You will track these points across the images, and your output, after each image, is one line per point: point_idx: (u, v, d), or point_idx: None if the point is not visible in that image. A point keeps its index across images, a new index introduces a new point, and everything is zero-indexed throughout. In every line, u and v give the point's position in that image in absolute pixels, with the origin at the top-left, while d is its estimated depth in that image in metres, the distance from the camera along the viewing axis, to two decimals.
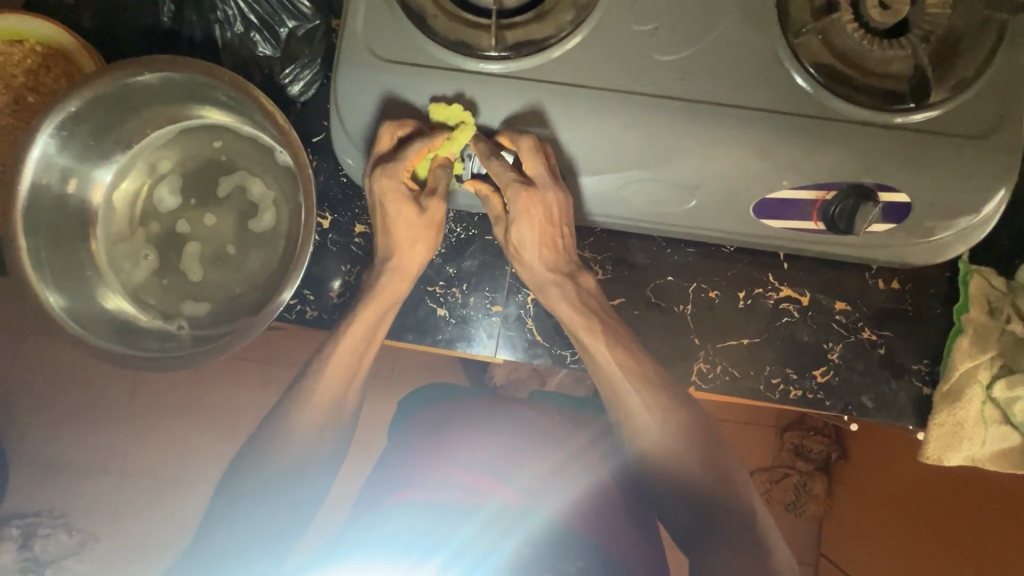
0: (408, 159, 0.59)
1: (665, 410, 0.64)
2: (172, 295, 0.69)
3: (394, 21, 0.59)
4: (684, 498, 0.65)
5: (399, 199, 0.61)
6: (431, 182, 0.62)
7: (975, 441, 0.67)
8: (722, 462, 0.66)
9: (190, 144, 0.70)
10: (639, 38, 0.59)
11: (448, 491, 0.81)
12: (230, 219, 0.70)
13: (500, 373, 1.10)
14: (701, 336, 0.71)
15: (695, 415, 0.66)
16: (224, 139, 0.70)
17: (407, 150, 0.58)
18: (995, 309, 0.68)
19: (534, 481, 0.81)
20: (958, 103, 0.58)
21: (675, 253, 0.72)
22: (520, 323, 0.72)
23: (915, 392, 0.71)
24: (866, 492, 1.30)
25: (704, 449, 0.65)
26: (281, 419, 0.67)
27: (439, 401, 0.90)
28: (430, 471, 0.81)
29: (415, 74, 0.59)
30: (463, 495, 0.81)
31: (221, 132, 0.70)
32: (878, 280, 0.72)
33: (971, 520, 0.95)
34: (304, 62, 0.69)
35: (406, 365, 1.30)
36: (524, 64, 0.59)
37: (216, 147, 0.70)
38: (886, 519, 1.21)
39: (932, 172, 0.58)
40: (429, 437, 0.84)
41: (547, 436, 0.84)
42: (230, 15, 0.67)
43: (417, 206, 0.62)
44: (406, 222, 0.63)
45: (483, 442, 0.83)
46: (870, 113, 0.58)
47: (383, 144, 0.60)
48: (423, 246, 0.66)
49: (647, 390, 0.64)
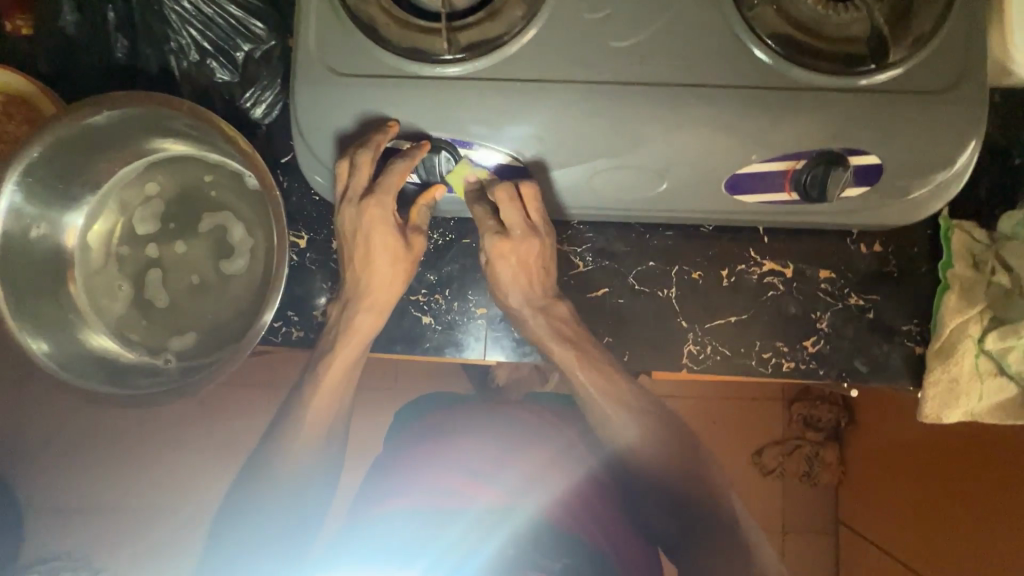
0: (394, 186, 0.59)
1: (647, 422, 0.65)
2: (153, 329, 0.68)
3: (346, 34, 0.59)
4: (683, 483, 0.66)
5: (386, 234, 0.61)
6: (411, 217, 0.64)
7: (972, 396, 0.67)
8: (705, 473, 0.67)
9: (183, 177, 0.70)
10: (593, 26, 0.59)
11: (435, 494, 0.81)
12: (207, 251, 0.69)
13: (502, 374, 1.10)
14: (688, 318, 0.71)
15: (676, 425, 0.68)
16: (215, 173, 0.69)
17: (391, 171, 0.59)
18: (978, 263, 0.68)
19: (520, 479, 0.81)
20: (917, 61, 0.58)
21: (654, 238, 0.72)
22: (507, 323, 0.72)
23: (908, 352, 0.71)
24: (879, 459, 1.29)
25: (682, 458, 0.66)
26: (279, 429, 0.66)
27: (443, 403, 0.92)
28: (421, 475, 0.82)
29: (372, 85, 0.59)
30: (451, 499, 0.81)
31: (213, 166, 0.69)
32: (859, 244, 0.71)
33: (988, 473, 0.95)
34: (265, 84, 0.69)
35: (409, 374, 1.30)
36: (484, 63, 0.58)
37: (207, 181, 0.70)
38: (902, 480, 1.20)
39: (900, 132, 0.58)
40: (427, 441, 0.85)
41: (537, 433, 0.84)
42: (184, 43, 0.66)
43: (402, 238, 0.62)
44: (392, 258, 0.63)
45: (469, 444, 0.83)
46: (833, 78, 0.58)
47: (362, 170, 0.59)
48: (401, 284, 0.64)
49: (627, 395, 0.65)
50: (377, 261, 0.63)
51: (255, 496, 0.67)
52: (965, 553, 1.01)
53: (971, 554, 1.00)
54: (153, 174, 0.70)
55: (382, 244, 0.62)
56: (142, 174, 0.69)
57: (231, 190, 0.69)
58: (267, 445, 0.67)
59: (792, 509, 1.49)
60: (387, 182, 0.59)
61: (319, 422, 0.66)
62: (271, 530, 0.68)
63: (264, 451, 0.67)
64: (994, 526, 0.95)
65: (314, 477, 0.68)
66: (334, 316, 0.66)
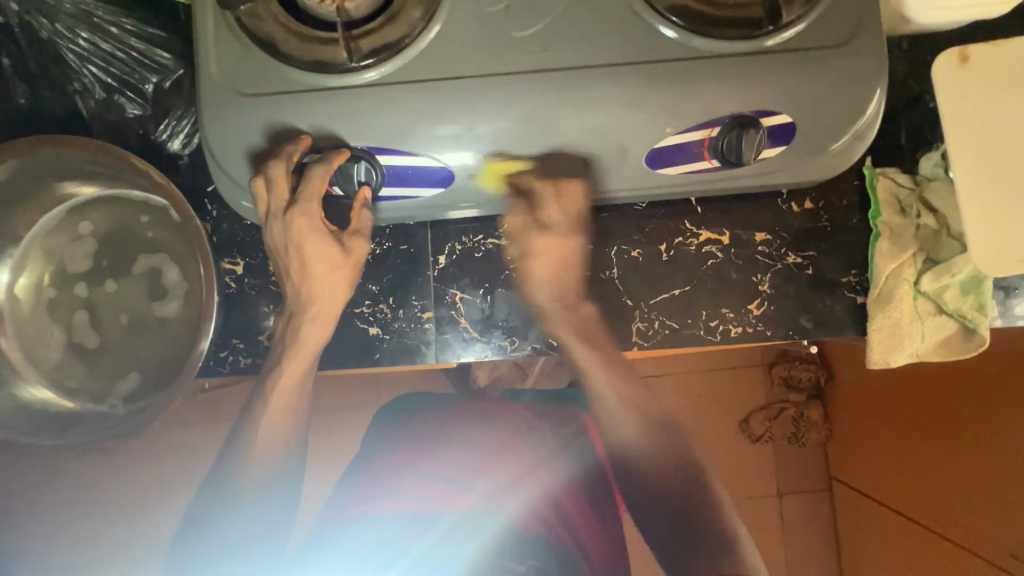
0: (318, 192, 0.58)
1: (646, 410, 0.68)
2: (91, 375, 0.67)
3: (246, 55, 0.58)
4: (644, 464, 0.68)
5: (319, 241, 0.61)
6: (354, 220, 0.63)
7: (916, 337, 0.69)
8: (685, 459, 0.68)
9: (116, 217, 0.68)
10: (493, 19, 0.59)
11: (412, 500, 0.80)
12: (141, 290, 0.68)
13: (482, 376, 1.11)
14: (633, 297, 0.71)
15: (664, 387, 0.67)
16: (152, 213, 0.68)
17: (311, 178, 0.58)
18: (906, 207, 0.70)
19: (491, 485, 0.81)
20: (813, 18, 0.59)
21: (590, 221, 0.72)
22: (454, 323, 0.71)
23: (850, 303, 0.72)
24: (853, 406, 1.34)
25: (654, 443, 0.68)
26: (237, 445, 0.65)
27: (422, 407, 0.93)
28: (391, 483, 0.81)
29: (279, 103, 0.58)
30: (430, 505, 0.80)
31: (147, 205, 0.68)
32: (790, 203, 0.72)
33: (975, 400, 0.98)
34: (178, 114, 0.68)
35: (392, 387, 1.29)
36: (391, 67, 0.58)
37: (144, 221, 0.68)
38: (883, 425, 1.23)
39: (804, 89, 0.59)
40: (402, 447, 0.85)
41: (516, 432, 0.87)
42: (87, 83, 0.66)
43: (340, 245, 0.62)
44: (331, 265, 0.62)
45: (444, 452, 0.84)
46: (735, 43, 0.58)
47: (281, 185, 0.59)
48: (344, 288, 0.64)
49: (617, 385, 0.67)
50: (315, 271, 0.62)
51: (214, 518, 0.65)
52: (969, 483, 1.03)
53: (975, 483, 1.01)
54: (83, 216, 0.68)
55: (317, 257, 0.61)
56: (71, 218, 0.68)
57: (165, 228, 0.68)
58: (228, 461, 0.66)
59: (786, 471, 1.50)
60: (308, 189, 0.58)
61: (277, 435, 0.65)
62: (228, 555, 0.65)
63: (225, 466, 0.66)
64: (992, 449, 0.97)
65: (273, 494, 0.66)
66: (281, 330, 0.66)
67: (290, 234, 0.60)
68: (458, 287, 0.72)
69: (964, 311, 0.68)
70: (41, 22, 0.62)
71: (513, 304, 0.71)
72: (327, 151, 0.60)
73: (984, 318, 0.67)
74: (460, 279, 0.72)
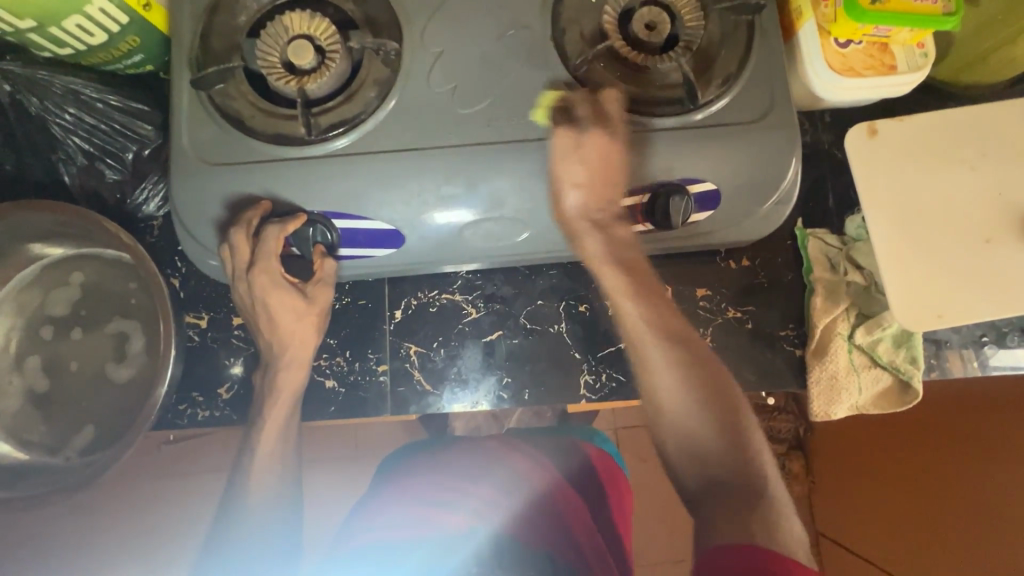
0: (273, 249, 0.63)
1: (709, 404, 0.59)
2: (51, 427, 0.69)
3: (216, 130, 0.64)
4: (710, 462, 0.57)
5: (284, 293, 0.64)
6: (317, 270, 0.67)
7: (854, 390, 0.72)
8: (761, 463, 0.57)
9: (95, 275, 0.72)
10: (440, 97, 0.65)
11: (420, 516, 0.64)
12: (107, 343, 0.70)
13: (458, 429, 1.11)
14: (581, 349, 0.74)
15: (721, 395, 0.60)
16: (134, 276, 0.72)
17: (267, 237, 0.62)
18: (835, 265, 0.74)
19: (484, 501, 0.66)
20: (729, 99, 0.65)
21: (540, 277, 0.75)
22: (408, 376, 0.74)
23: (790, 356, 0.75)
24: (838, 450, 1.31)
25: (725, 448, 0.57)
26: (235, 476, 0.66)
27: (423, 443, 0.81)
28: (395, 508, 0.66)
29: (241, 172, 0.63)
30: (419, 527, 0.63)
31: (131, 270, 0.72)
32: (728, 261, 0.76)
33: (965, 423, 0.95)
34: (152, 180, 0.73)
35: (375, 440, 1.29)
36: (346, 140, 0.64)
37: (126, 283, 0.71)
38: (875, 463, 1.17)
39: (724, 161, 0.65)
40: (401, 482, 0.71)
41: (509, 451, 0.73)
42: (71, 151, 0.71)
43: (300, 296, 0.65)
44: (292, 315, 0.65)
45: (455, 460, 0.73)
46: (659, 120, 0.64)
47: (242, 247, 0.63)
48: (310, 338, 0.67)
49: (674, 379, 0.60)
50: (282, 321, 0.65)
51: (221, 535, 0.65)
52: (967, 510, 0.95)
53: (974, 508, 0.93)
54: (62, 273, 0.72)
55: (273, 311, 0.65)
56: (49, 274, 0.72)
57: (138, 287, 0.71)
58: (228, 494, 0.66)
59: None
60: (264, 249, 0.62)
61: (272, 453, 0.66)
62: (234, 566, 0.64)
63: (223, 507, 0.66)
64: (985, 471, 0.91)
65: (277, 510, 0.66)
66: (261, 379, 0.68)
67: (253, 291, 0.64)
68: (413, 340, 0.75)
69: (897, 363, 0.71)
70: (31, 100, 0.68)
71: (468, 356, 0.74)
72: (290, 212, 0.65)
73: (916, 371, 0.71)
74: (415, 332, 0.75)
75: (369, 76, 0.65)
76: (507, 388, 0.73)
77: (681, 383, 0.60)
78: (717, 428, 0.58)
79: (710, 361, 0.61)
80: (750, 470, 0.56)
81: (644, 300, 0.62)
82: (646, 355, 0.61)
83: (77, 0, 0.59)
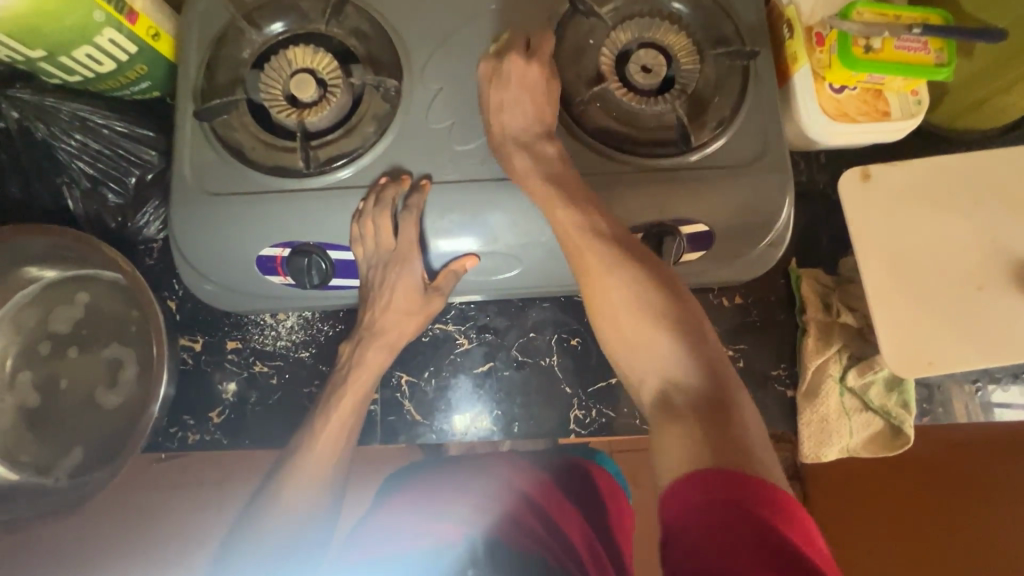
0: (384, 236, 0.62)
1: (671, 312, 0.51)
2: (41, 447, 0.69)
3: (217, 160, 0.65)
4: (667, 363, 0.50)
5: (409, 288, 0.64)
6: (439, 279, 0.65)
7: (844, 434, 0.71)
8: (736, 384, 0.49)
9: (93, 296, 0.73)
10: (436, 133, 0.66)
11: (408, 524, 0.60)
12: (101, 364, 0.71)
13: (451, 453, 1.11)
14: (572, 384, 0.74)
15: (676, 293, 0.53)
16: (131, 298, 0.72)
17: (377, 221, 0.62)
18: (828, 305, 0.74)
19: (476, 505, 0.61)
20: (724, 140, 0.66)
21: (532, 310, 0.76)
22: (398, 406, 0.74)
23: (780, 396, 0.74)
24: None
25: (703, 374, 0.48)
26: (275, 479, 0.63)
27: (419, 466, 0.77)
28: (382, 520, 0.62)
29: (240, 202, 0.64)
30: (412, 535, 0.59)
31: (129, 292, 0.72)
32: (721, 298, 0.76)
33: None
34: (153, 205, 0.74)
35: None
36: (344, 173, 0.65)
37: (123, 304, 0.72)
38: None
39: (716, 203, 0.65)
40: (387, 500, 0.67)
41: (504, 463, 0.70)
42: (76, 174, 0.73)
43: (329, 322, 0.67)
44: None
45: (449, 475, 0.69)
46: (652, 161, 0.65)
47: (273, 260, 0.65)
48: (369, 366, 0.66)
49: (612, 259, 0.54)
50: None
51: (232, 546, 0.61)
52: None
53: None
54: (62, 294, 0.73)
55: None
56: (48, 294, 0.73)
57: (133, 309, 0.72)
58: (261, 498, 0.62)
59: None
60: (378, 235, 0.62)
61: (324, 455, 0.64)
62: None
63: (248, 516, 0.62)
64: None
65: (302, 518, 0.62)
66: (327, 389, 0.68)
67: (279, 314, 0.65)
68: (404, 370, 0.75)
69: (888, 407, 0.71)
70: (39, 127, 0.70)
71: (458, 387, 0.74)
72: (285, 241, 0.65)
73: (908, 416, 0.70)
74: (406, 362, 0.75)
75: (369, 111, 0.66)
76: (497, 421, 0.73)
77: (629, 289, 0.53)
78: (685, 352, 0.49)
79: (666, 278, 0.54)
80: (723, 392, 0.47)
81: (575, 209, 0.57)
82: (586, 268, 0.56)
83: (87, 31, 0.61)
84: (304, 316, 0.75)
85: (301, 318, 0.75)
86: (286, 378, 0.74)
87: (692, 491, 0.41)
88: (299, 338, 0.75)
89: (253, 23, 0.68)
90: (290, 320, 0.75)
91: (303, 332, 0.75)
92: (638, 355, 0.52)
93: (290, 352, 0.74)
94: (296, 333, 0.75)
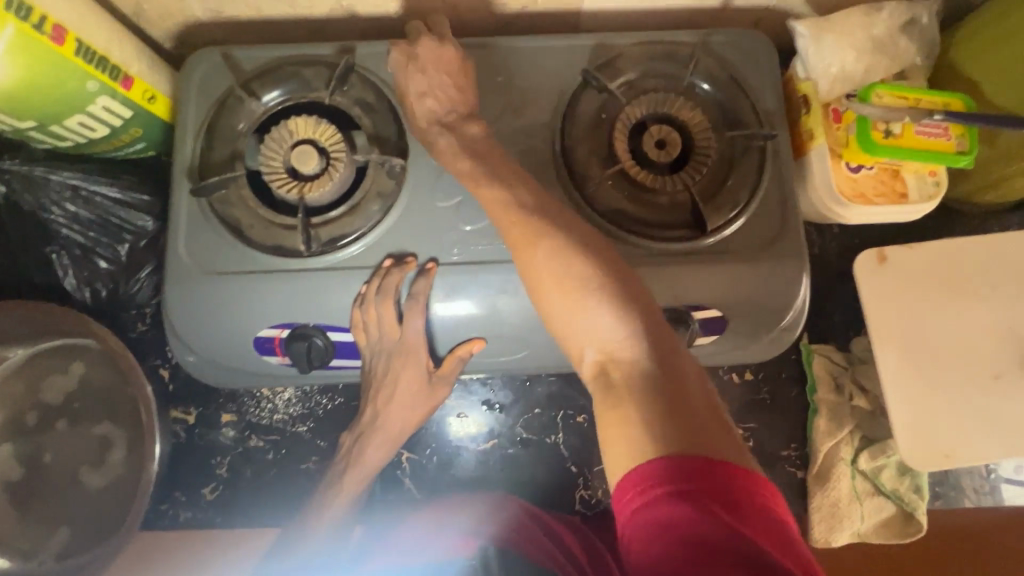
0: (387, 316, 0.60)
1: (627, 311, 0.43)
2: (25, 528, 0.66)
3: (214, 237, 0.63)
4: (626, 375, 0.42)
5: (412, 377, 0.62)
6: (445, 365, 0.63)
7: (855, 519, 0.70)
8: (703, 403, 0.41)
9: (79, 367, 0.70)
10: (443, 212, 0.63)
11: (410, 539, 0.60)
12: (90, 439, 0.69)
13: None
14: (577, 463, 0.73)
15: (633, 290, 0.45)
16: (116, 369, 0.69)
17: (376, 304, 0.60)
18: (840, 386, 0.72)
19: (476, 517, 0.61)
20: (739, 224, 0.64)
21: (538, 384, 0.74)
22: (398, 483, 0.72)
23: (790, 478, 0.73)
24: None
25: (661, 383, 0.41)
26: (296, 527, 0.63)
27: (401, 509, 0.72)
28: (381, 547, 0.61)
29: (237, 282, 0.62)
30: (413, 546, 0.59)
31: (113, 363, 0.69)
32: (731, 375, 0.75)
33: None
34: (147, 272, 0.72)
35: None
36: (347, 254, 0.62)
37: (112, 376, 0.69)
38: None
39: (731, 290, 0.63)
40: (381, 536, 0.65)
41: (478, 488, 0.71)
42: (66, 241, 0.70)
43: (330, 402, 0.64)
44: None
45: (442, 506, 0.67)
46: (666, 246, 0.63)
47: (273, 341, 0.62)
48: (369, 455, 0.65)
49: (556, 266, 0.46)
50: None
51: None
52: None
53: None
54: (47, 364, 0.70)
55: None
56: (33, 365, 0.70)
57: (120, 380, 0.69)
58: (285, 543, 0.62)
59: None
60: (381, 319, 0.60)
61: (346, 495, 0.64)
62: None
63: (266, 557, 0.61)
64: None
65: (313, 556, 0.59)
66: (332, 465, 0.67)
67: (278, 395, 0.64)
68: (405, 446, 0.73)
69: (901, 492, 0.69)
70: (28, 197, 0.68)
71: (461, 463, 0.73)
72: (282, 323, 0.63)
73: (921, 501, 0.69)
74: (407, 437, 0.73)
75: (373, 187, 0.64)
76: None
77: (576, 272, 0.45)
78: (623, 321, 0.43)
79: (607, 256, 0.47)
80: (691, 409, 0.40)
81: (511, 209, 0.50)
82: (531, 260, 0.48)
83: (80, 102, 0.59)
84: (301, 389, 0.73)
85: (298, 391, 0.73)
86: (282, 453, 0.72)
87: (655, 481, 0.37)
88: (296, 411, 0.72)
89: (252, 92, 0.65)
90: (287, 393, 0.72)
91: (301, 405, 0.72)
92: (588, 332, 0.44)
93: (286, 427, 0.72)
94: (293, 406, 0.72)
